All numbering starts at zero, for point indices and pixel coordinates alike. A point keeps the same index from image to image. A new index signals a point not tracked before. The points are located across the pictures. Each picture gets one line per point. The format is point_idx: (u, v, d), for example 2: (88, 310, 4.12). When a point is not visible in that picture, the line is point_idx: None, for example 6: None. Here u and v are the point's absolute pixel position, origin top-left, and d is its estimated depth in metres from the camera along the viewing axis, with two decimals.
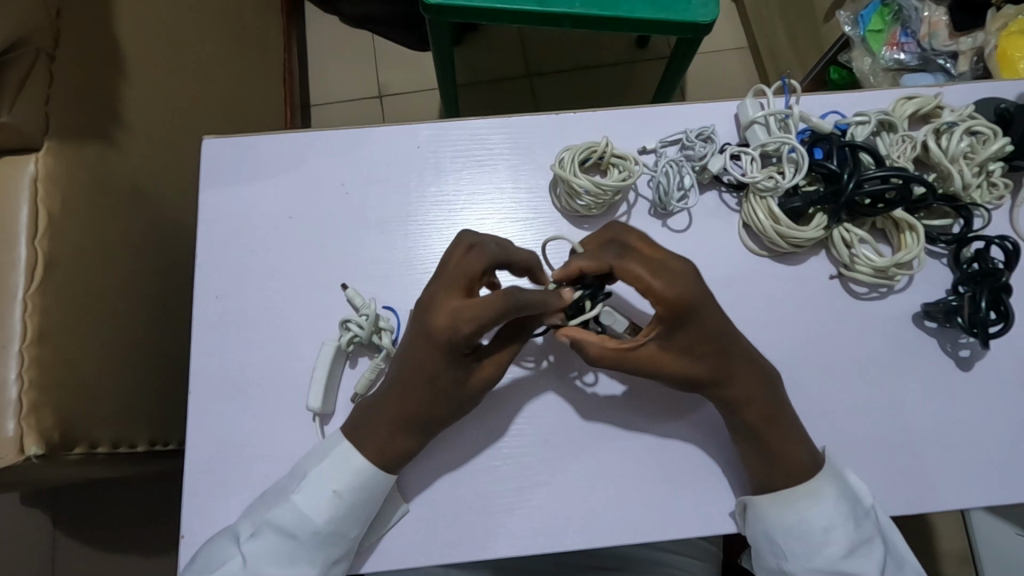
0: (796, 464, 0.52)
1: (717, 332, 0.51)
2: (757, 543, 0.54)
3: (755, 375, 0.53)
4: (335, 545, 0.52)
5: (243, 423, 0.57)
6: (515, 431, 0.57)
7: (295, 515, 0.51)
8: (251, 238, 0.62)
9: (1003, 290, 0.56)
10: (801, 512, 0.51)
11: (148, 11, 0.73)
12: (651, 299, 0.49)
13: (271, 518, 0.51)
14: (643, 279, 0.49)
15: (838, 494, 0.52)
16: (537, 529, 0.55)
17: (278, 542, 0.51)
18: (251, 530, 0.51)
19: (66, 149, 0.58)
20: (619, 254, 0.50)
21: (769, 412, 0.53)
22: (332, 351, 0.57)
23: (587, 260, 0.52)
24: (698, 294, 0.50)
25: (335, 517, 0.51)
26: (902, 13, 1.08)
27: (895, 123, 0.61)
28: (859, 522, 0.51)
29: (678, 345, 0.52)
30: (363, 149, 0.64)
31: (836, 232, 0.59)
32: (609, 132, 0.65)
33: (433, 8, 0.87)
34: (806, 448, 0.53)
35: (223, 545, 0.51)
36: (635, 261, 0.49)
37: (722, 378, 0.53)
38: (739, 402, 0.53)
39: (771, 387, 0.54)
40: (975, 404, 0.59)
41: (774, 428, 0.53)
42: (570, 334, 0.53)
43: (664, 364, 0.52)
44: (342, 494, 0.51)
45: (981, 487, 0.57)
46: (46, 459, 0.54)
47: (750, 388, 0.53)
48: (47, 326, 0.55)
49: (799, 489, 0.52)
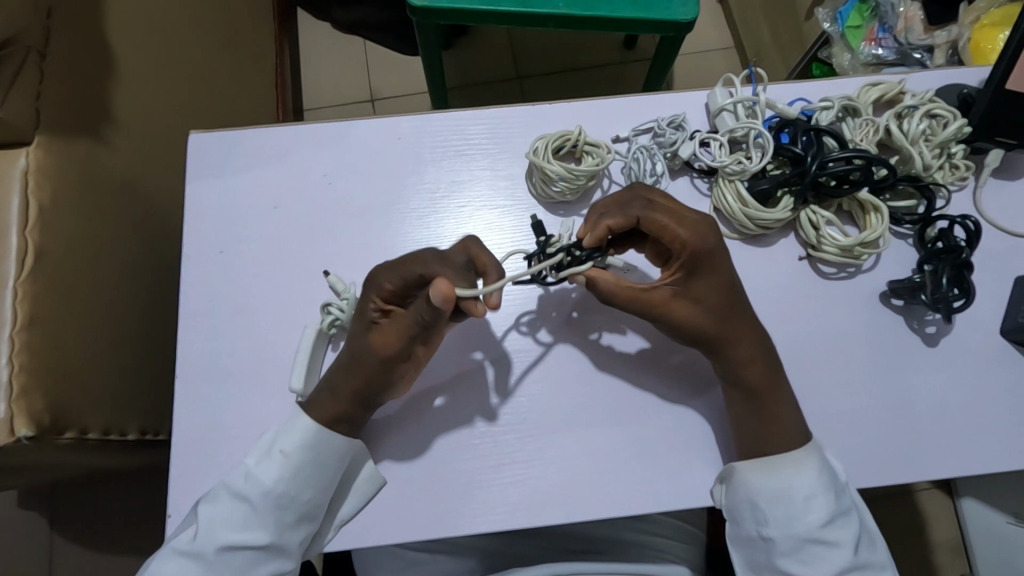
0: (771, 436, 0.54)
1: (728, 291, 0.55)
2: (738, 512, 0.55)
3: (755, 337, 0.55)
4: (289, 508, 0.53)
5: (230, 406, 0.59)
6: (494, 411, 0.59)
7: (247, 477, 0.53)
8: (237, 229, 0.64)
9: (963, 267, 0.58)
10: (786, 483, 0.53)
11: (139, 13, 0.76)
12: (676, 246, 0.54)
13: (227, 484, 0.53)
14: (669, 228, 0.54)
15: (821, 467, 0.53)
16: (515, 505, 0.56)
17: (232, 508, 0.52)
18: (209, 497, 0.53)
19: (57, 144, 0.60)
20: (645, 207, 0.54)
21: (768, 376, 0.55)
22: (314, 335, 0.58)
23: (613, 219, 0.55)
24: (716, 245, 0.54)
25: (283, 478, 0.53)
26: (880, 9, 1.09)
27: (859, 108, 0.63)
28: (838, 494, 0.53)
29: (692, 292, 0.55)
30: (345, 141, 0.66)
31: (802, 213, 0.61)
32: (584, 121, 0.67)
33: (421, 11, 0.90)
34: (798, 421, 0.55)
35: (187, 518, 0.53)
36: (661, 213, 0.54)
37: (726, 335, 0.55)
38: (742, 364, 0.55)
39: (769, 353, 0.56)
40: (943, 379, 0.60)
41: (771, 395, 0.55)
42: (592, 273, 0.55)
43: (678, 311, 0.55)
44: (289, 453, 0.53)
45: (948, 459, 0.58)
46: (37, 442, 0.56)
47: (753, 348, 0.55)
48: (38, 314, 0.56)
49: (787, 458, 0.53)
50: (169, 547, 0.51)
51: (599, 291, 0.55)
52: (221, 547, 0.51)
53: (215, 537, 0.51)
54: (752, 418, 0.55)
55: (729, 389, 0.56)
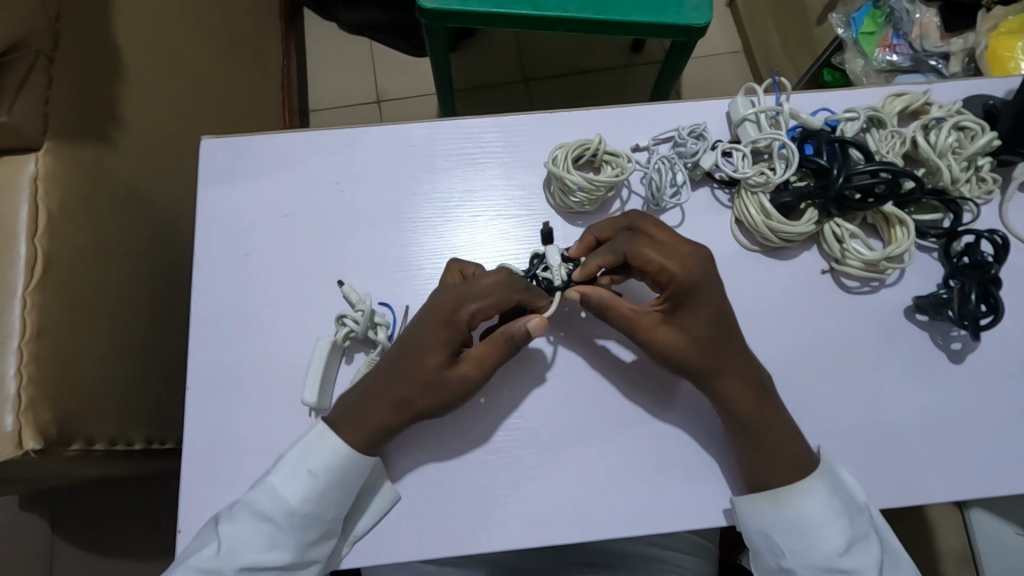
0: (794, 459, 0.52)
1: (718, 323, 0.53)
2: (754, 540, 0.54)
3: (744, 373, 0.53)
4: (312, 527, 0.52)
5: (240, 419, 0.58)
6: (510, 426, 0.58)
7: (272, 496, 0.52)
8: (248, 238, 0.63)
9: (991, 283, 0.57)
10: (798, 512, 0.52)
11: (147, 16, 0.74)
12: (663, 277, 0.54)
13: (250, 502, 0.52)
14: (656, 261, 0.53)
15: (831, 491, 0.52)
16: (532, 522, 0.55)
17: (255, 526, 0.51)
18: (230, 513, 0.52)
19: (65, 149, 0.59)
20: (629, 241, 0.55)
21: (763, 411, 0.53)
22: (328, 347, 0.57)
23: (603, 255, 0.55)
24: (705, 276, 0.53)
25: (310, 497, 0.52)
26: (893, 16, 1.08)
27: (885, 120, 0.62)
28: (853, 518, 0.52)
29: (680, 323, 0.54)
30: (359, 147, 0.65)
31: (826, 226, 0.60)
32: (602, 130, 0.66)
33: (431, 14, 0.89)
34: (801, 447, 0.53)
35: (203, 534, 0.52)
36: (649, 247, 0.54)
37: (715, 364, 0.53)
38: (733, 397, 0.53)
39: (763, 384, 0.54)
40: (967, 396, 0.59)
41: (770, 429, 0.53)
42: (585, 290, 0.55)
43: (662, 338, 0.54)
44: (318, 474, 0.53)
45: (972, 478, 0.57)
46: (44, 455, 0.54)
47: (742, 381, 0.53)
48: (45, 323, 0.55)
49: (791, 486, 0.52)
50: (185, 565, 0.50)
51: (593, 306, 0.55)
52: (244, 566, 0.51)
53: (238, 557, 0.50)
54: (755, 446, 0.53)
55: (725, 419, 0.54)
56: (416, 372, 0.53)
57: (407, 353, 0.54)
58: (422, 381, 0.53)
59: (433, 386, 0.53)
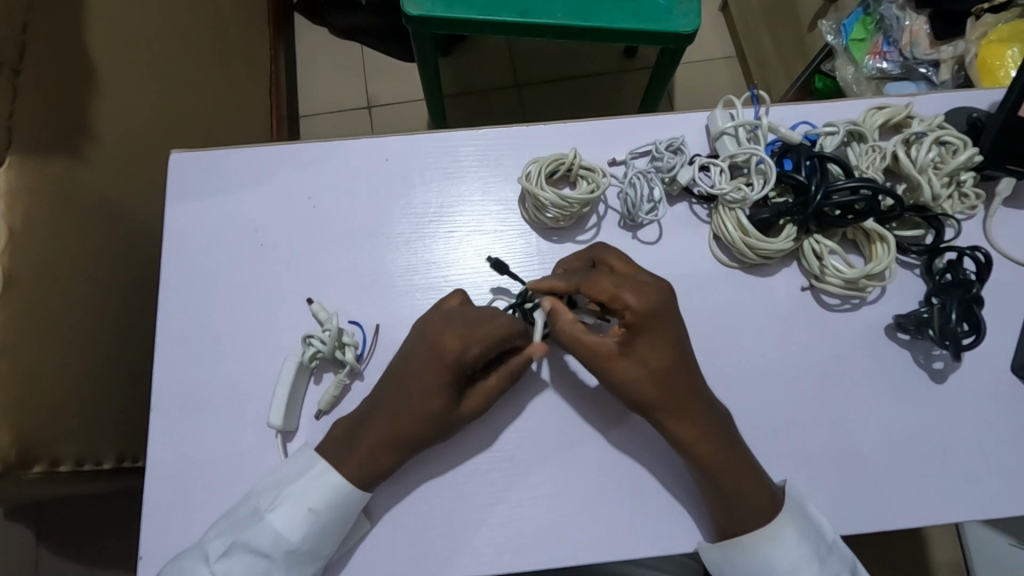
0: (761, 505, 0.51)
1: (676, 358, 0.53)
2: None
3: (706, 418, 0.52)
4: (308, 562, 0.51)
5: (207, 439, 0.56)
6: (482, 447, 0.56)
7: (270, 534, 0.50)
8: (217, 254, 0.61)
9: (974, 301, 0.55)
10: (767, 553, 0.50)
11: (122, 26, 0.73)
12: (621, 309, 0.53)
13: (244, 539, 0.50)
14: (611, 291, 0.53)
15: (800, 535, 0.50)
16: (503, 548, 0.54)
17: (250, 561, 0.50)
18: (223, 549, 0.50)
19: (30, 166, 0.58)
20: (586, 274, 0.55)
21: (721, 457, 0.51)
22: (295, 367, 0.56)
23: (556, 279, 0.56)
24: (665, 306, 0.53)
25: (309, 535, 0.51)
26: (885, 21, 1.05)
27: (865, 133, 0.61)
28: (823, 559, 0.51)
29: (638, 356, 0.53)
30: (333, 160, 0.64)
31: (805, 242, 0.59)
32: (579, 144, 0.65)
33: (415, 20, 0.87)
34: (768, 493, 0.51)
35: (190, 564, 0.50)
36: (605, 278, 0.54)
37: (676, 404, 0.52)
38: (691, 441, 0.52)
39: (724, 429, 0.53)
40: (951, 417, 0.58)
41: (734, 477, 0.51)
42: (558, 303, 0.55)
43: (617, 368, 0.53)
44: (318, 512, 0.51)
45: (956, 502, 0.56)
46: (4, 476, 0.56)
47: (702, 428, 0.52)
48: (4, 344, 0.54)
49: (759, 532, 0.50)
50: None
51: (556, 327, 0.55)
52: None
53: None
54: (726, 491, 0.51)
55: (689, 465, 0.52)
56: (421, 405, 0.52)
57: (436, 420, 0.52)
58: (417, 411, 0.52)
59: (431, 421, 0.52)
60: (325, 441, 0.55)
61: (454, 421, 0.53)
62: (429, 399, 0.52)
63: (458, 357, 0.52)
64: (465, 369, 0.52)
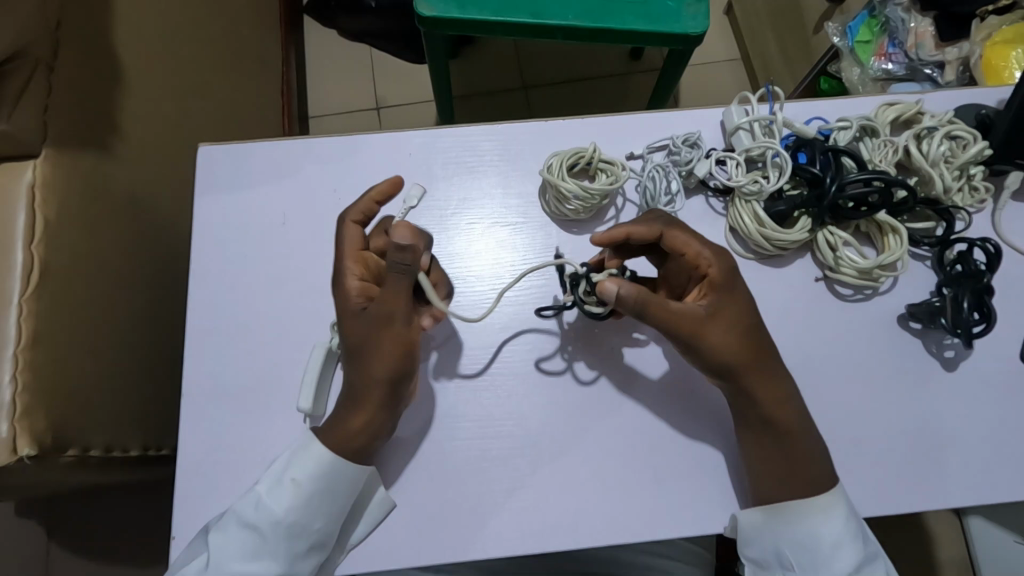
0: (813, 479, 0.52)
1: (754, 315, 0.55)
2: (763, 558, 0.54)
3: (780, 375, 0.54)
4: (299, 537, 0.52)
5: (235, 425, 0.58)
6: (504, 433, 0.58)
7: (256, 505, 0.51)
8: (243, 245, 0.63)
9: (985, 291, 0.57)
10: (813, 527, 0.51)
11: (148, 24, 0.75)
12: (704, 262, 0.55)
13: (235, 513, 0.51)
14: (694, 244, 0.56)
15: (849, 513, 0.52)
16: (526, 532, 0.55)
17: (239, 537, 0.50)
18: (218, 523, 0.52)
19: (64, 157, 0.60)
20: (670, 225, 0.57)
21: (796, 419, 0.53)
22: (322, 354, 0.58)
23: (634, 229, 0.57)
24: (737, 268, 0.57)
25: (293, 508, 0.51)
26: (889, 24, 1.07)
27: (877, 129, 0.62)
28: (865, 539, 0.52)
29: (723, 311, 0.54)
30: (355, 154, 0.66)
31: (819, 235, 0.60)
32: (597, 139, 0.67)
33: (429, 22, 0.89)
34: (822, 466, 0.52)
35: (195, 545, 0.52)
36: (688, 231, 0.56)
37: (758, 359, 0.53)
38: (771, 402, 0.53)
39: (791, 390, 0.54)
40: (962, 405, 0.59)
41: (801, 439, 0.53)
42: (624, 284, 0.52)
43: (709, 334, 0.53)
44: (300, 483, 0.52)
45: (967, 487, 0.57)
46: (39, 462, 0.55)
47: (777, 388, 0.54)
48: (39, 331, 0.55)
49: (814, 502, 0.51)
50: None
51: (628, 303, 0.52)
52: None
53: (225, 567, 0.50)
54: (772, 462, 0.53)
55: (758, 429, 0.53)
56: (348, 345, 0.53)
57: (357, 354, 0.52)
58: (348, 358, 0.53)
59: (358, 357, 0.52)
60: (320, 427, 0.54)
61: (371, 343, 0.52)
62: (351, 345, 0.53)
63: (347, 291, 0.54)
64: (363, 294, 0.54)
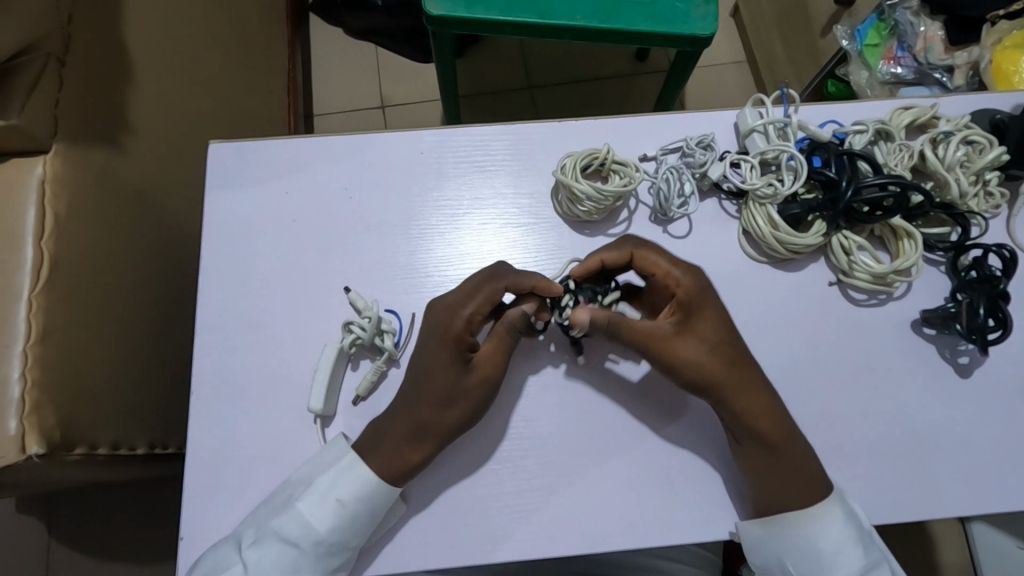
0: (809, 487, 0.52)
1: (728, 331, 0.55)
2: (772, 563, 0.53)
3: (762, 386, 0.54)
4: (337, 552, 0.52)
5: (244, 424, 0.57)
6: (516, 436, 0.57)
7: (300, 524, 0.51)
8: (253, 243, 0.62)
9: (1000, 297, 0.57)
10: (820, 525, 0.51)
11: (157, 20, 0.74)
12: (671, 284, 0.55)
13: (276, 528, 0.51)
14: (661, 265, 0.56)
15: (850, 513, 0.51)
16: (538, 534, 0.55)
17: (280, 551, 0.50)
18: (253, 538, 0.51)
19: (75, 153, 0.59)
20: (639, 244, 0.57)
21: (782, 433, 0.53)
22: (334, 353, 0.57)
23: (608, 253, 0.57)
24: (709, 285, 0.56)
25: (336, 526, 0.51)
26: (898, 28, 1.06)
27: (893, 133, 0.62)
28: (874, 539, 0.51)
29: (693, 330, 0.54)
30: (365, 152, 0.65)
31: (834, 238, 0.60)
32: (609, 140, 0.66)
33: (436, 21, 0.89)
34: (817, 477, 0.52)
35: (224, 554, 0.51)
36: (655, 251, 0.56)
37: (734, 376, 0.53)
38: (754, 416, 0.53)
39: (776, 402, 0.54)
40: (976, 410, 0.59)
41: (789, 450, 0.53)
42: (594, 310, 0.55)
43: (678, 351, 0.53)
44: (346, 503, 0.51)
45: (983, 493, 0.57)
46: (48, 461, 0.54)
47: (758, 402, 0.53)
48: (48, 327, 0.55)
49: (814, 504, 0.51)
50: None
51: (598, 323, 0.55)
52: None
53: None
54: (771, 471, 0.52)
55: (739, 440, 0.54)
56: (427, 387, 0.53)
57: (433, 391, 0.53)
58: (425, 398, 0.53)
59: (442, 408, 0.53)
60: (359, 440, 0.55)
61: (466, 393, 0.53)
62: (433, 387, 0.53)
63: (450, 329, 0.54)
64: (463, 339, 0.54)
